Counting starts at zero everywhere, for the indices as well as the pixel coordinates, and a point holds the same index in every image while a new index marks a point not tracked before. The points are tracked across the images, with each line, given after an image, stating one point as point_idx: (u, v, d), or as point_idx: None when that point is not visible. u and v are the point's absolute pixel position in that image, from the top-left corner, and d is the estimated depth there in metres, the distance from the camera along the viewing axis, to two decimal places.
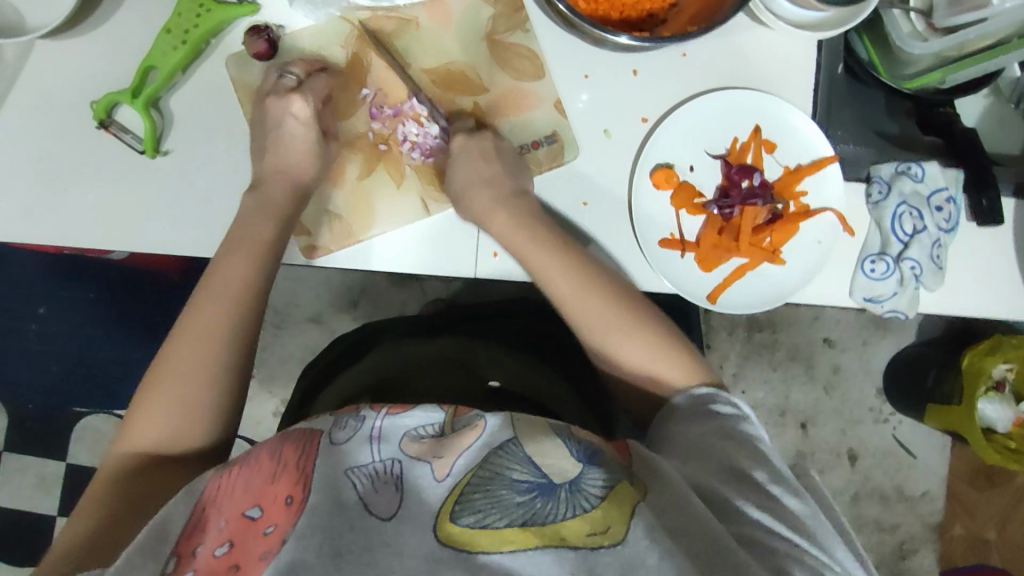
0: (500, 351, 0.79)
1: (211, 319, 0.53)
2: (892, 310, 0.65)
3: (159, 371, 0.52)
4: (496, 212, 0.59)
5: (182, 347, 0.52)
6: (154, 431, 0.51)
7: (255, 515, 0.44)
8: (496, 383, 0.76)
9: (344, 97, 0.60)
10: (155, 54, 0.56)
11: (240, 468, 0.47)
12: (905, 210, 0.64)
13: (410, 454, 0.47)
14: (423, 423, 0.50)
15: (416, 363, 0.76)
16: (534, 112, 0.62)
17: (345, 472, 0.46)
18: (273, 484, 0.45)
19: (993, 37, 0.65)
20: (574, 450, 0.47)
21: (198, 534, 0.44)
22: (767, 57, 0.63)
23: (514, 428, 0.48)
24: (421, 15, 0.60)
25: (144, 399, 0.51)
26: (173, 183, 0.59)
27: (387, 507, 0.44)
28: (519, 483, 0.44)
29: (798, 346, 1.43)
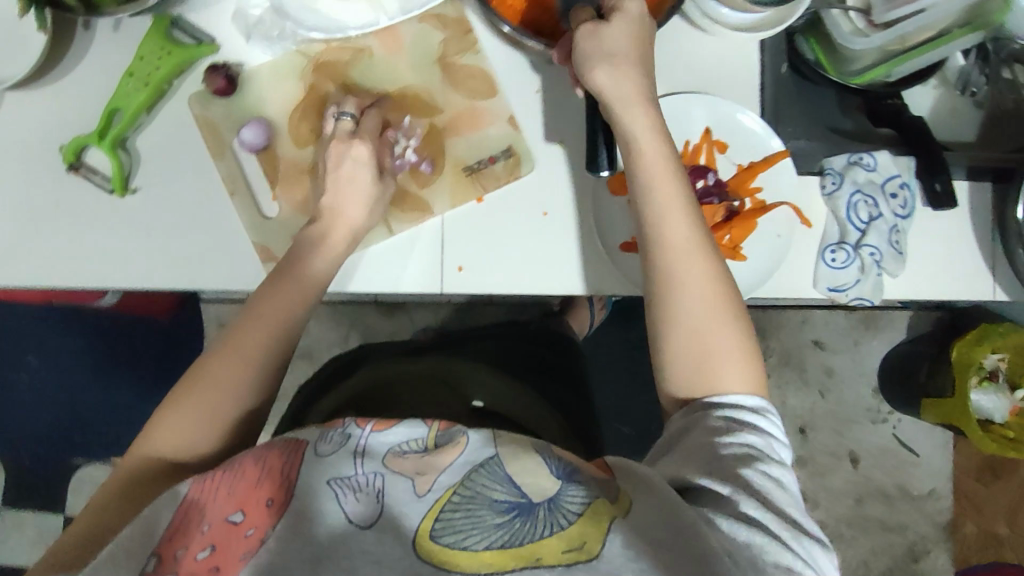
0: (487, 372, 0.79)
1: (253, 334, 0.53)
2: (857, 298, 0.66)
3: (194, 378, 0.51)
4: (640, 118, 0.55)
5: (219, 356, 0.52)
6: (183, 433, 0.50)
7: (237, 519, 0.44)
8: (481, 403, 0.76)
9: (304, 125, 0.62)
10: (120, 97, 0.59)
11: (228, 470, 0.46)
12: (859, 198, 0.66)
13: (393, 469, 0.47)
14: (406, 439, 0.49)
15: (405, 380, 0.77)
16: (489, 128, 0.63)
17: (328, 482, 0.46)
18: (255, 488, 0.45)
19: (932, 28, 0.68)
20: (554, 467, 0.46)
21: (181, 535, 0.43)
22: (709, 61, 0.66)
23: (496, 444, 0.48)
24: (373, 44, 0.63)
25: (178, 401, 0.51)
26: (141, 218, 0.61)
27: (366, 516, 0.44)
28: (498, 503, 0.44)
29: (789, 351, 1.43)
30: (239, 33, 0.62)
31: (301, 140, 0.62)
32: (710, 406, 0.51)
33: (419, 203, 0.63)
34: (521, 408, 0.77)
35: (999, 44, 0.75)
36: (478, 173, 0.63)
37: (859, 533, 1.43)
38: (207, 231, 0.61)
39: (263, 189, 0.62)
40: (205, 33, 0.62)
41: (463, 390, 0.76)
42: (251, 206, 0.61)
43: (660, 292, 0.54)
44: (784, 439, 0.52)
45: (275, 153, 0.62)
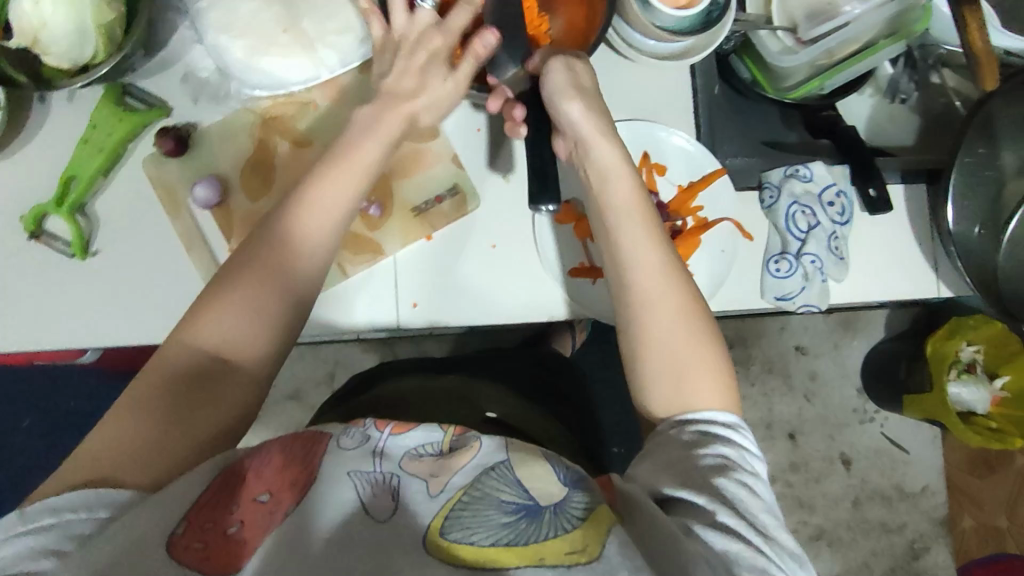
0: (502, 391, 0.81)
1: (287, 244, 0.54)
2: (805, 304, 0.67)
3: (230, 283, 0.52)
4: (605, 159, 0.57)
5: (254, 265, 0.53)
6: (220, 330, 0.51)
7: (263, 499, 0.46)
8: (495, 414, 0.76)
9: (256, 178, 0.64)
10: (76, 165, 0.61)
11: (257, 453, 0.48)
12: (797, 209, 0.68)
13: (408, 470, 0.48)
14: (423, 442, 0.50)
15: (422, 391, 0.78)
16: (434, 169, 0.66)
17: (348, 473, 0.47)
18: (280, 470, 0.47)
19: (858, 42, 0.71)
20: (561, 474, 0.48)
21: (210, 507, 0.44)
22: (642, 89, 0.69)
23: (509, 449, 0.49)
24: (318, 97, 0.66)
25: (214, 300, 0.52)
26: (102, 279, 0.63)
27: (383, 510, 0.45)
28: (506, 504, 0.45)
29: (772, 358, 1.44)
30: (187, 96, 0.65)
31: (254, 193, 0.64)
32: (683, 423, 0.52)
33: (372, 246, 0.65)
34: (533, 424, 0.77)
35: (925, 51, 0.78)
36: (426, 212, 0.65)
37: (859, 535, 1.43)
38: (169, 286, 0.63)
39: (220, 243, 0.64)
40: (156, 97, 0.64)
41: (477, 402, 0.77)
42: (208, 260, 0.63)
43: (628, 311, 0.54)
44: (759, 451, 0.52)
45: (229, 207, 0.64)
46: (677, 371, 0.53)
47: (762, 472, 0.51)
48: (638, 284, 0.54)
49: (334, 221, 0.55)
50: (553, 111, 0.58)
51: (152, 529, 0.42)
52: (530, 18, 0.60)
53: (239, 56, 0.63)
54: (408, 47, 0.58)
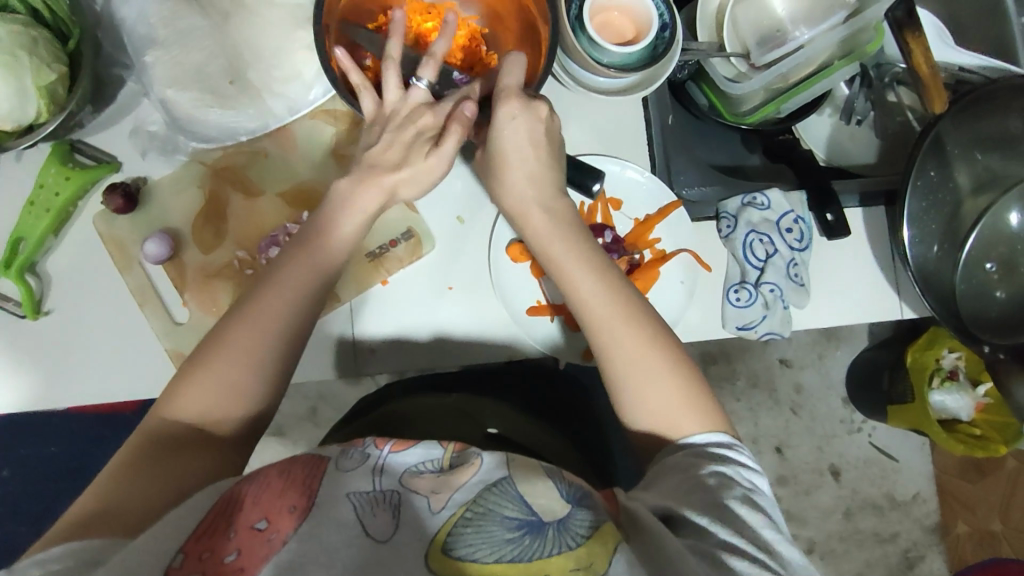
0: (506, 406, 0.77)
1: (266, 319, 0.53)
2: (768, 332, 0.67)
3: (208, 355, 0.52)
4: (534, 210, 0.58)
5: (231, 337, 0.52)
6: (199, 403, 0.51)
7: (261, 527, 0.44)
8: (496, 430, 0.73)
9: (208, 231, 0.64)
10: (23, 226, 0.61)
11: (253, 480, 0.47)
12: (755, 238, 0.68)
13: (409, 486, 0.47)
14: (422, 460, 0.50)
15: (427, 409, 0.74)
16: (388, 212, 0.66)
17: (346, 495, 0.46)
18: (278, 497, 0.45)
19: (812, 64, 0.72)
20: (564, 492, 0.47)
21: (208, 538, 0.43)
22: (596, 121, 0.68)
23: (509, 466, 0.48)
24: (268, 145, 0.65)
25: (192, 371, 0.51)
26: (56, 338, 0.62)
27: (383, 530, 0.44)
28: (509, 520, 0.44)
29: (756, 372, 1.43)
30: (135, 150, 0.64)
31: (207, 245, 0.64)
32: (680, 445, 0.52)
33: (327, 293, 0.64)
34: (537, 439, 0.75)
35: (880, 70, 0.78)
36: (380, 257, 0.65)
37: (852, 546, 1.42)
38: (124, 341, 0.63)
39: (174, 297, 0.64)
40: (105, 152, 0.64)
41: (480, 419, 0.74)
42: (162, 315, 0.63)
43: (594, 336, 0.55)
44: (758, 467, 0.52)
45: (181, 261, 0.64)
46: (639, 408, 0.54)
47: (764, 488, 0.51)
48: (594, 317, 0.55)
49: (305, 295, 0.55)
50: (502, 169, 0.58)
51: (144, 564, 0.40)
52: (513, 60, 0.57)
53: (185, 110, 0.63)
54: (397, 122, 0.57)
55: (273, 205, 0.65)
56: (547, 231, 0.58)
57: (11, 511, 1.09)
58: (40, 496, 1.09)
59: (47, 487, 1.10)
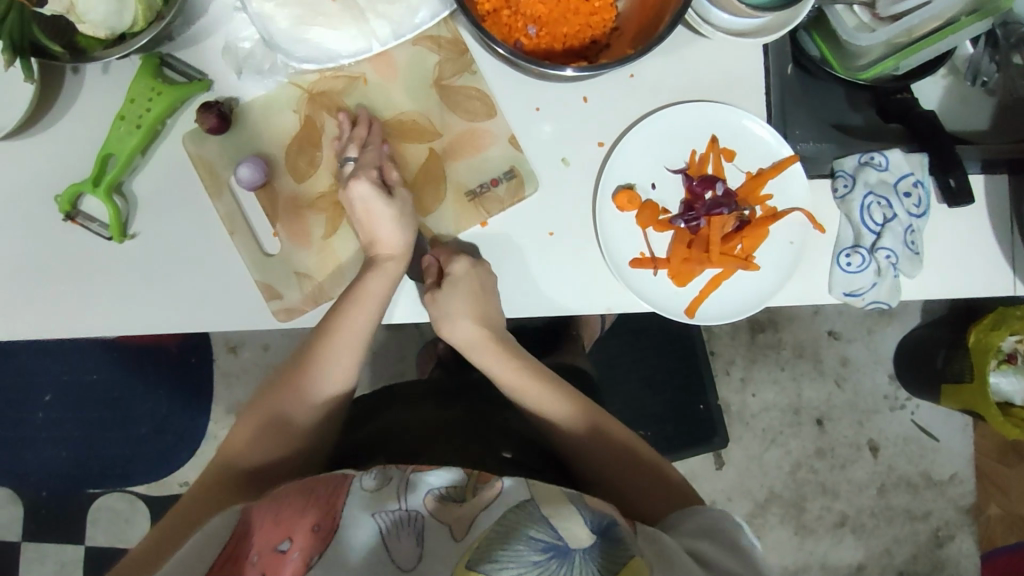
0: (524, 424, 0.69)
1: (317, 374, 0.59)
2: (874, 301, 0.65)
3: (261, 408, 0.59)
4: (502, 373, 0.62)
5: (272, 399, 0.59)
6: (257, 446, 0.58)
7: (284, 547, 0.47)
8: (510, 454, 0.65)
9: (302, 159, 0.61)
10: (112, 142, 0.57)
11: (274, 503, 0.51)
12: (872, 201, 0.64)
13: (431, 510, 0.49)
14: (447, 483, 0.52)
15: (432, 425, 0.67)
16: (490, 150, 0.62)
17: (371, 514, 0.49)
18: (299, 516, 0.49)
19: (939, 19, 0.64)
20: (588, 520, 0.49)
21: (231, 565, 0.47)
22: (712, 67, 0.64)
23: (531, 489, 0.51)
24: (367, 71, 0.61)
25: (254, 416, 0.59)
26: (143, 263, 0.60)
27: (408, 558, 0.47)
28: (537, 542, 0.47)
29: (802, 343, 1.39)
30: (230, 69, 0.60)
31: (300, 174, 0.61)
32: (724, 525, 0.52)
33: None
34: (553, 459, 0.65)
35: (1007, 30, 0.70)
36: (480, 197, 0.62)
37: (882, 522, 1.40)
38: (211, 272, 0.60)
39: (264, 226, 0.61)
40: (196, 69, 0.60)
41: (489, 441, 0.66)
42: (252, 244, 0.60)
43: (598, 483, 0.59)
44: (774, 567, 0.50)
45: (274, 190, 0.60)
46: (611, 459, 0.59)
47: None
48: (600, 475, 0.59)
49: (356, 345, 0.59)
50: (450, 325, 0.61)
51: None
52: (664, 9, 0.56)
53: (282, 27, 0.59)
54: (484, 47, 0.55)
55: None
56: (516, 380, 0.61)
57: (54, 434, 1.09)
58: (81, 419, 1.09)
59: (88, 411, 1.09)
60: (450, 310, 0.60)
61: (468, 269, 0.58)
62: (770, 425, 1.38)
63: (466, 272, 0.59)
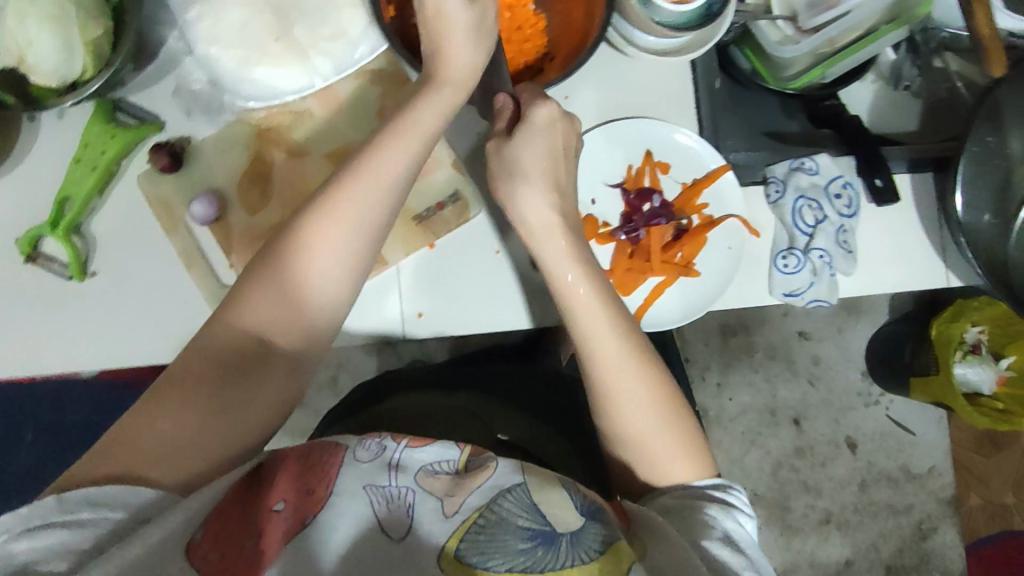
0: (517, 414, 0.76)
1: (362, 201, 0.52)
2: (815, 299, 0.67)
3: (277, 258, 0.52)
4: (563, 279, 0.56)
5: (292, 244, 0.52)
6: (266, 321, 0.51)
7: (279, 509, 0.47)
8: (506, 437, 0.72)
9: (254, 191, 0.63)
10: (69, 185, 0.60)
11: (275, 458, 0.50)
12: (804, 204, 0.67)
13: (423, 487, 0.49)
14: (438, 459, 0.50)
15: (437, 406, 0.74)
16: (435, 175, 0.65)
17: (362, 488, 0.48)
18: (294, 479, 0.49)
19: (857, 29, 0.68)
20: (578, 504, 0.49)
21: (226, 518, 0.46)
22: (642, 85, 0.67)
23: (525, 473, 0.50)
24: (312, 105, 0.64)
25: (260, 277, 0.51)
26: (102, 299, 0.62)
27: (397, 529, 0.47)
28: (523, 530, 0.47)
29: (775, 345, 1.42)
30: (180, 109, 0.63)
31: (251, 206, 0.63)
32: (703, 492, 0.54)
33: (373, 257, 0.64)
34: (543, 443, 0.73)
35: (927, 35, 0.76)
36: (427, 220, 0.64)
37: (867, 517, 1.41)
38: (169, 305, 0.63)
39: (219, 258, 0.63)
40: (148, 112, 0.63)
41: (487, 423, 0.73)
42: (208, 277, 0.62)
43: (627, 446, 0.56)
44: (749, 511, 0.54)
45: (227, 223, 0.63)
46: (637, 438, 0.55)
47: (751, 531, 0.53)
48: (635, 431, 0.55)
49: (400, 174, 0.54)
50: (517, 199, 0.56)
51: (175, 533, 0.43)
52: (589, 33, 0.59)
53: (229, 67, 0.61)
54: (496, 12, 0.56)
55: (318, 165, 0.63)
56: (573, 286, 0.56)
57: (35, 473, 1.09)
58: (64, 459, 1.10)
59: (70, 449, 1.10)
60: (523, 167, 0.56)
61: (548, 121, 0.55)
62: (748, 427, 1.40)
63: (547, 121, 0.56)
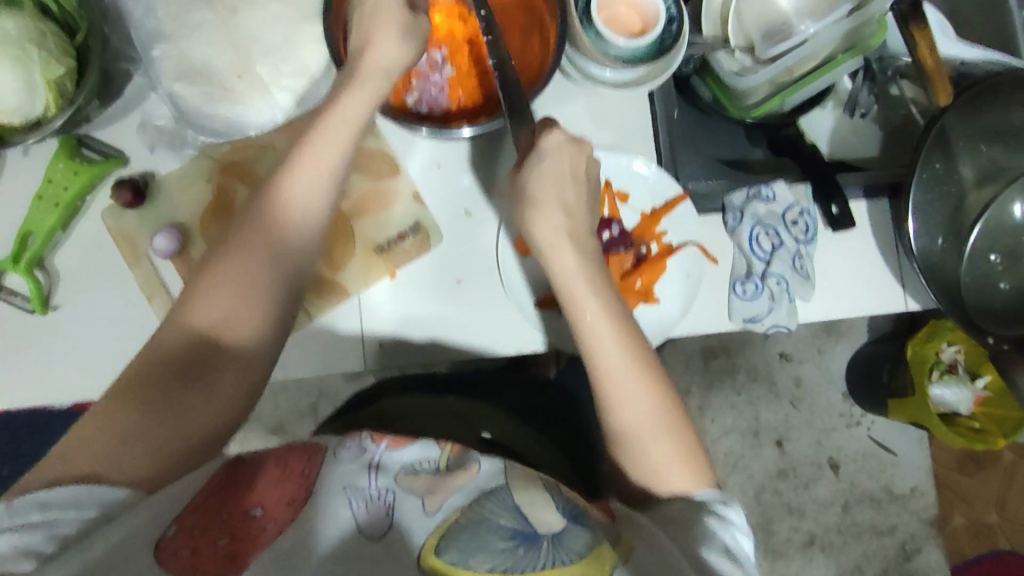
0: (503, 415, 0.77)
1: (302, 189, 0.54)
2: (774, 324, 0.68)
3: (224, 252, 0.53)
4: (568, 261, 0.56)
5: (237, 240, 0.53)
6: (212, 314, 0.51)
7: (256, 513, 0.46)
8: (489, 435, 0.73)
9: (216, 225, 0.64)
10: (33, 220, 0.61)
11: (253, 462, 0.49)
12: (760, 231, 0.69)
13: (404, 485, 0.49)
14: (419, 457, 0.51)
15: (423, 408, 0.74)
16: (397, 206, 0.66)
17: (343, 489, 0.48)
18: (275, 484, 0.48)
19: (814, 59, 0.67)
20: (560, 507, 0.50)
21: (201, 518, 0.45)
22: (599, 117, 0.68)
23: (507, 474, 0.51)
24: (274, 140, 0.65)
25: (208, 271, 0.52)
26: (64, 332, 0.63)
27: (378, 527, 0.47)
28: (504, 531, 0.47)
29: (756, 366, 1.41)
30: (143, 145, 0.64)
31: (213, 240, 0.64)
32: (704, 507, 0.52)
33: (336, 288, 0.65)
34: (527, 443, 0.74)
35: (884, 62, 0.77)
36: (389, 251, 0.65)
37: (850, 539, 1.40)
38: (131, 337, 0.63)
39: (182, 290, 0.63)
40: (112, 147, 0.64)
41: (473, 424, 0.74)
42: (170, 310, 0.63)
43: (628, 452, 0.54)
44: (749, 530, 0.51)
45: (190, 256, 0.64)
46: (631, 443, 0.54)
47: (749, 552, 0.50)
48: (637, 431, 0.54)
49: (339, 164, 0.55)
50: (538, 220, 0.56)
51: (142, 532, 0.43)
52: (545, 66, 0.60)
53: (194, 103, 0.62)
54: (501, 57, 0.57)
55: None
56: (574, 273, 0.56)
57: None
58: None
59: None
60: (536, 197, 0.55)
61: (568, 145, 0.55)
62: (730, 449, 1.40)
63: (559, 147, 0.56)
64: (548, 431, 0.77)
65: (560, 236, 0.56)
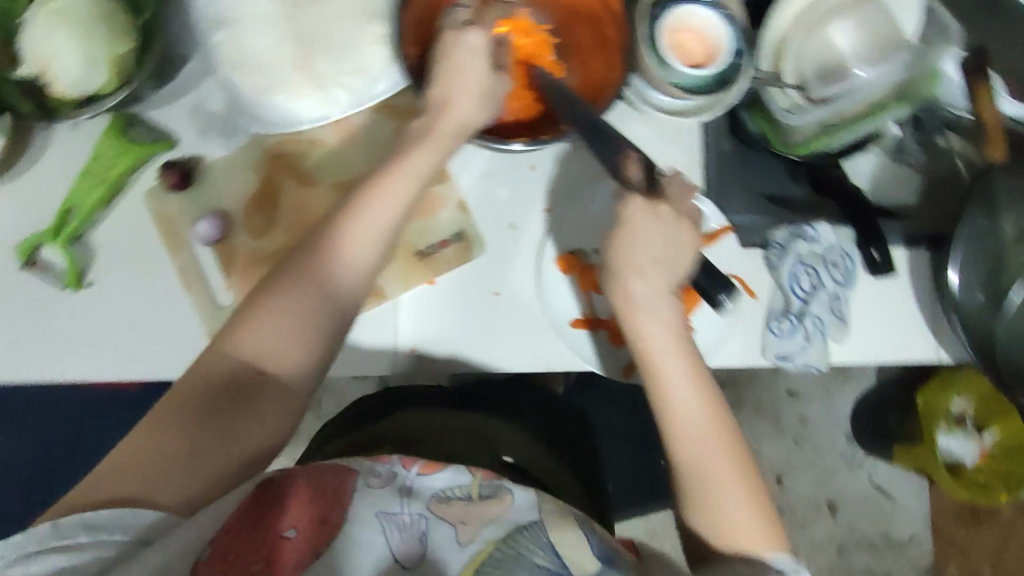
0: (524, 435, 0.75)
1: (354, 239, 0.54)
2: (806, 364, 0.68)
3: (274, 290, 0.54)
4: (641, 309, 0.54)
5: (285, 284, 0.54)
6: (259, 342, 0.53)
7: (289, 534, 0.50)
8: (512, 460, 0.71)
9: (259, 218, 0.63)
10: (75, 195, 0.61)
11: (289, 480, 0.52)
12: (802, 270, 0.69)
13: (436, 512, 0.51)
14: (450, 484, 0.53)
15: (439, 427, 0.73)
16: (442, 213, 0.66)
17: (377, 514, 0.51)
18: (305, 509, 0.51)
19: (864, 101, 0.65)
20: (593, 545, 0.51)
21: (236, 540, 0.49)
22: None
23: (541, 511, 0.52)
24: (324, 134, 0.64)
25: (258, 307, 0.54)
26: (94, 311, 0.62)
27: (411, 555, 0.50)
28: (540, 569, 0.49)
29: (762, 401, 1.40)
30: (194, 129, 0.64)
31: (256, 231, 0.63)
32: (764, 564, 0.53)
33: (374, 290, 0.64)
34: (549, 468, 0.72)
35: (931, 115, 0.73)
36: (429, 257, 0.65)
37: None
38: (162, 322, 0.62)
39: (218, 279, 0.63)
40: (160, 128, 0.63)
41: (493, 444, 0.72)
42: (204, 297, 0.62)
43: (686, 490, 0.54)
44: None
45: (231, 244, 0.63)
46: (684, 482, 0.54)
47: None
48: (691, 473, 0.54)
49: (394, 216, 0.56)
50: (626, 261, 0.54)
51: (180, 555, 0.47)
52: (608, 86, 0.60)
53: (251, 92, 0.62)
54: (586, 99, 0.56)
55: (324, 194, 0.64)
56: (644, 319, 0.54)
57: None
58: None
59: None
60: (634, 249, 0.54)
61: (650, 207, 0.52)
62: None
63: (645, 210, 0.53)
64: (567, 457, 0.76)
65: (643, 283, 0.54)
